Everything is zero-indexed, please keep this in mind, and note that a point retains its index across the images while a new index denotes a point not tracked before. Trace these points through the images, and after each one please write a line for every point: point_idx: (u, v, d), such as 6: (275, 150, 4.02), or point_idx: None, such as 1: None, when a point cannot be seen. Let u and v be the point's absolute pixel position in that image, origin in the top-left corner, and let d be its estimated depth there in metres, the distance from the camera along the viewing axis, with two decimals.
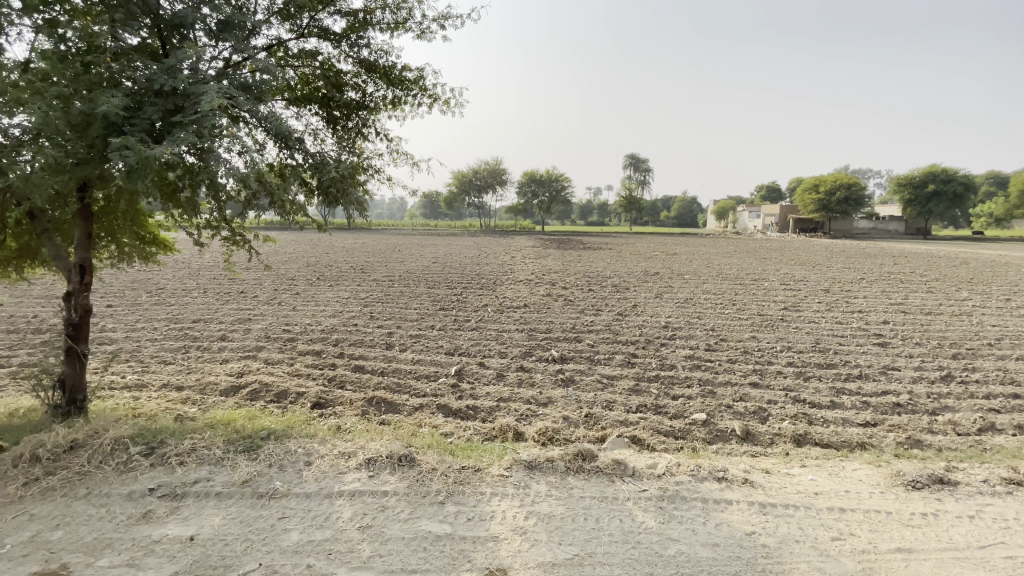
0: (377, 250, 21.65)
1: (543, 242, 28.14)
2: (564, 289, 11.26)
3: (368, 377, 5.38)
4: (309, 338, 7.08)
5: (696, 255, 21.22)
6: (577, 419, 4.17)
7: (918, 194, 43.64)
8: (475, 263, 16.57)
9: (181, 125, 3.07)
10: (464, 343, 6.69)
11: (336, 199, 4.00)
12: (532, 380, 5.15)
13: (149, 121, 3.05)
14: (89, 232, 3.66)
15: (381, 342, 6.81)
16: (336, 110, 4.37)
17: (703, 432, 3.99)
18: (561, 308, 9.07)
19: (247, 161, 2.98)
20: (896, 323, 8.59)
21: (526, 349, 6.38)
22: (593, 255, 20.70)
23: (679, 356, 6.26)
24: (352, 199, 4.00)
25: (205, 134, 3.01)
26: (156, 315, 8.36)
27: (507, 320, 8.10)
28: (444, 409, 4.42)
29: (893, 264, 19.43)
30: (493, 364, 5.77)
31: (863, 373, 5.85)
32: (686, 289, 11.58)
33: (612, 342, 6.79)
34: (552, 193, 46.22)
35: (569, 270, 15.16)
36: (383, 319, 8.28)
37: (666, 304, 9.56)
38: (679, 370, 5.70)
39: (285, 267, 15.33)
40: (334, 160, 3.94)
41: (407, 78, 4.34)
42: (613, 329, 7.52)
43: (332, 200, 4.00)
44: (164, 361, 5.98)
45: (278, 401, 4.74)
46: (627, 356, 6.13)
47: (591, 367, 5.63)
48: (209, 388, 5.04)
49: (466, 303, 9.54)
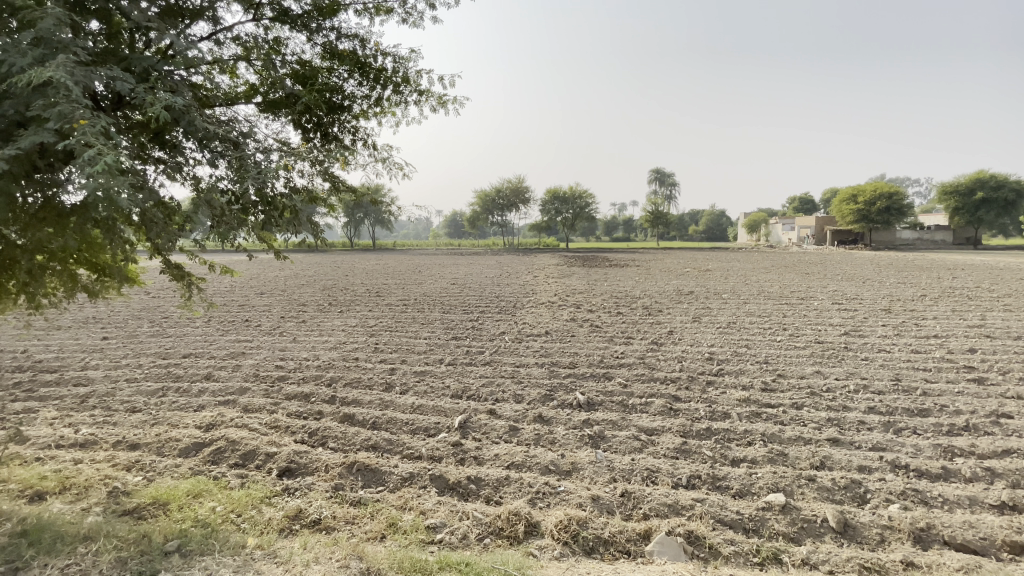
0: (395, 271, 21.02)
1: (566, 259, 27.09)
2: (590, 313, 10.25)
3: (355, 431, 4.48)
4: (301, 377, 6.26)
5: (732, 271, 19.83)
6: (611, 501, 3.17)
7: (968, 202, 40.94)
8: (495, 284, 15.69)
9: (38, 118, 2.23)
10: (474, 382, 5.76)
11: (278, 217, 3.15)
12: (552, 438, 4.17)
13: (5, 117, 2.27)
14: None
15: (380, 382, 5.94)
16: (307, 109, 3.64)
17: (783, 525, 2.94)
18: (587, 336, 8.03)
19: (103, 158, 2.10)
20: (986, 351, 7.27)
21: (546, 391, 5.39)
22: (620, 272, 19.55)
23: (732, 400, 5.14)
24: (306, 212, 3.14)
25: (53, 126, 2.14)
26: (146, 349, 7.71)
27: (525, 351, 7.12)
28: (439, 482, 3.49)
29: (953, 278, 17.63)
30: (505, 411, 4.80)
31: (971, 422, 4.66)
32: (727, 311, 10.38)
33: (647, 380, 5.73)
34: (575, 210, 45.33)
35: (595, 290, 14.11)
36: (388, 351, 7.41)
37: (706, 330, 8.43)
38: (736, 421, 4.60)
39: (297, 291, 14.72)
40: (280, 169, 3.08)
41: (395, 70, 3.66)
42: (648, 361, 6.48)
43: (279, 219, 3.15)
44: (132, 408, 5.24)
45: (241, 467, 3.89)
46: (668, 400, 5.09)
47: (624, 417, 4.61)
48: (167, 446, 4.23)
49: (481, 330, 8.63)
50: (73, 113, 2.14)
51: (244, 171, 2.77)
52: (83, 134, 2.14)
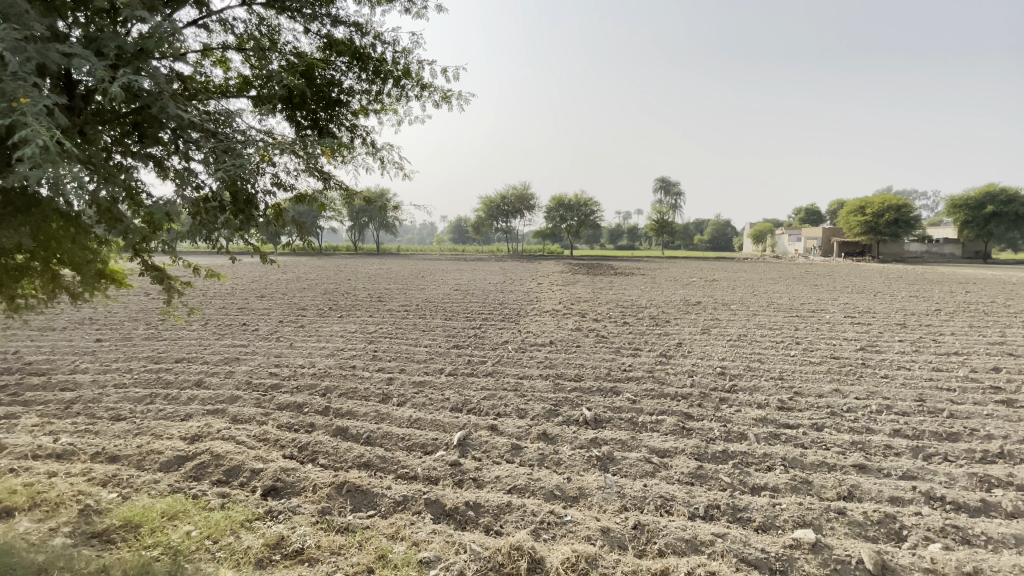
0: (398, 276, 20.80)
1: (570, 267, 26.83)
2: (595, 322, 9.97)
3: (348, 447, 4.21)
4: (295, 386, 5.99)
5: (739, 281, 19.54)
6: (622, 534, 2.89)
7: (977, 215, 40.50)
8: (499, 291, 15.44)
9: None
10: (476, 395, 5.49)
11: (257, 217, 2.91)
12: (557, 459, 3.89)
13: None
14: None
15: (377, 393, 5.68)
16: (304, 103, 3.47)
17: (814, 566, 2.66)
18: (593, 346, 7.75)
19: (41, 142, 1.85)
20: (1010, 370, 6.96)
21: (551, 405, 5.10)
22: (625, 281, 19.28)
23: (748, 421, 4.85)
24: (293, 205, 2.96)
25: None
26: (137, 353, 7.44)
27: (528, 362, 6.84)
28: (435, 508, 3.22)
29: (966, 292, 17.28)
30: (508, 427, 4.52)
31: (1006, 449, 4.36)
32: (737, 323, 10.08)
33: (657, 396, 5.45)
34: (580, 217, 45.14)
35: (600, 299, 13.84)
36: (387, 360, 7.14)
37: (716, 343, 8.13)
38: (753, 444, 4.31)
39: (297, 295, 14.50)
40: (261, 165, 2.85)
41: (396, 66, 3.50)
42: (657, 375, 6.19)
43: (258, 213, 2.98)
44: (116, 414, 4.96)
45: (224, 485, 3.61)
46: (681, 419, 4.80)
47: (634, 437, 4.33)
48: (148, 458, 3.94)
49: (484, 339, 8.36)
50: (14, 90, 1.90)
51: (218, 164, 2.53)
52: (22, 114, 1.89)
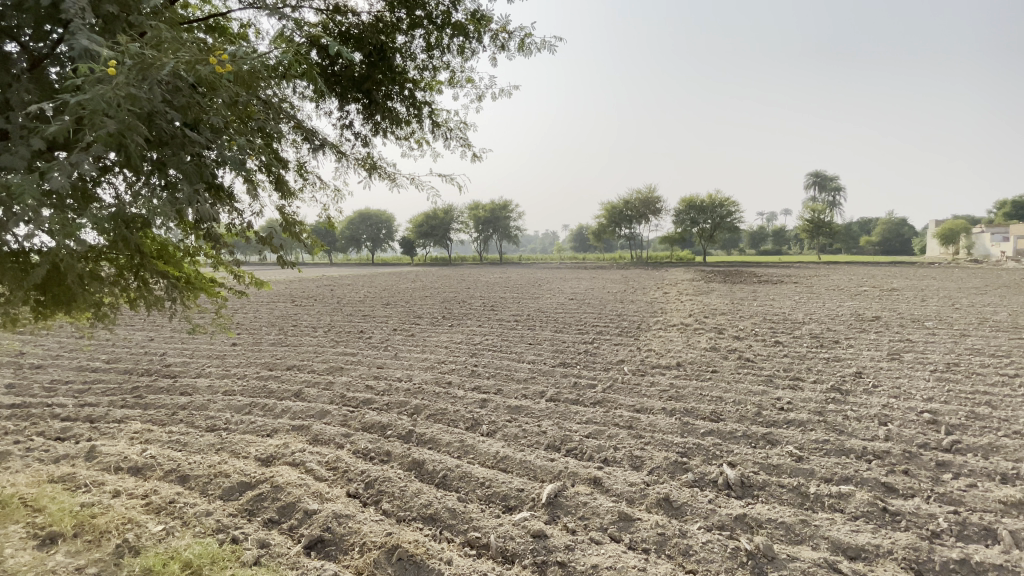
0: (515, 285, 20.44)
1: (702, 275, 24.17)
2: (736, 340, 8.23)
3: (418, 490, 3.47)
4: (385, 402, 5.52)
5: (927, 292, 15.58)
6: None
7: None
8: (619, 300, 14.11)
9: None
10: (578, 430, 4.45)
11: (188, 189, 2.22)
12: (683, 547, 2.73)
13: None
14: (51, 289, 2.81)
15: (465, 418, 4.93)
16: (364, 85, 3.20)
17: None
18: (734, 373, 6.19)
19: None
20: None
21: (677, 455, 3.85)
22: (770, 290, 16.56)
23: (992, 506, 3.12)
24: (237, 168, 2.25)
25: None
26: (258, 359, 7.70)
27: (648, 389, 5.59)
28: None
29: None
30: (615, 483, 3.42)
31: None
32: (939, 347, 7.57)
33: (834, 453, 3.87)
34: (714, 220, 41.13)
35: (740, 311, 11.74)
36: (485, 377, 6.42)
37: (915, 375, 5.99)
38: (1013, 553, 2.66)
39: (416, 303, 14.75)
40: (181, 109, 2.15)
41: (453, 21, 3.22)
42: (829, 420, 4.53)
43: (209, 186, 2.38)
44: (210, 423, 4.86)
45: (272, 527, 3.08)
46: (877, 496, 3.24)
47: (803, 521, 2.94)
48: (213, 482, 3.59)
49: (596, 357, 7.25)
50: None
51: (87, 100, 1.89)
52: None
